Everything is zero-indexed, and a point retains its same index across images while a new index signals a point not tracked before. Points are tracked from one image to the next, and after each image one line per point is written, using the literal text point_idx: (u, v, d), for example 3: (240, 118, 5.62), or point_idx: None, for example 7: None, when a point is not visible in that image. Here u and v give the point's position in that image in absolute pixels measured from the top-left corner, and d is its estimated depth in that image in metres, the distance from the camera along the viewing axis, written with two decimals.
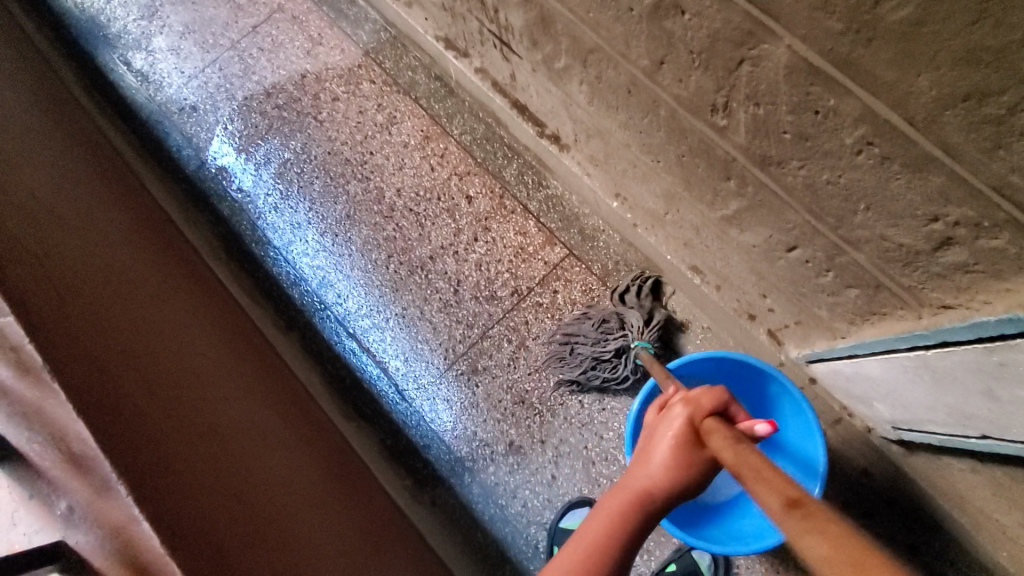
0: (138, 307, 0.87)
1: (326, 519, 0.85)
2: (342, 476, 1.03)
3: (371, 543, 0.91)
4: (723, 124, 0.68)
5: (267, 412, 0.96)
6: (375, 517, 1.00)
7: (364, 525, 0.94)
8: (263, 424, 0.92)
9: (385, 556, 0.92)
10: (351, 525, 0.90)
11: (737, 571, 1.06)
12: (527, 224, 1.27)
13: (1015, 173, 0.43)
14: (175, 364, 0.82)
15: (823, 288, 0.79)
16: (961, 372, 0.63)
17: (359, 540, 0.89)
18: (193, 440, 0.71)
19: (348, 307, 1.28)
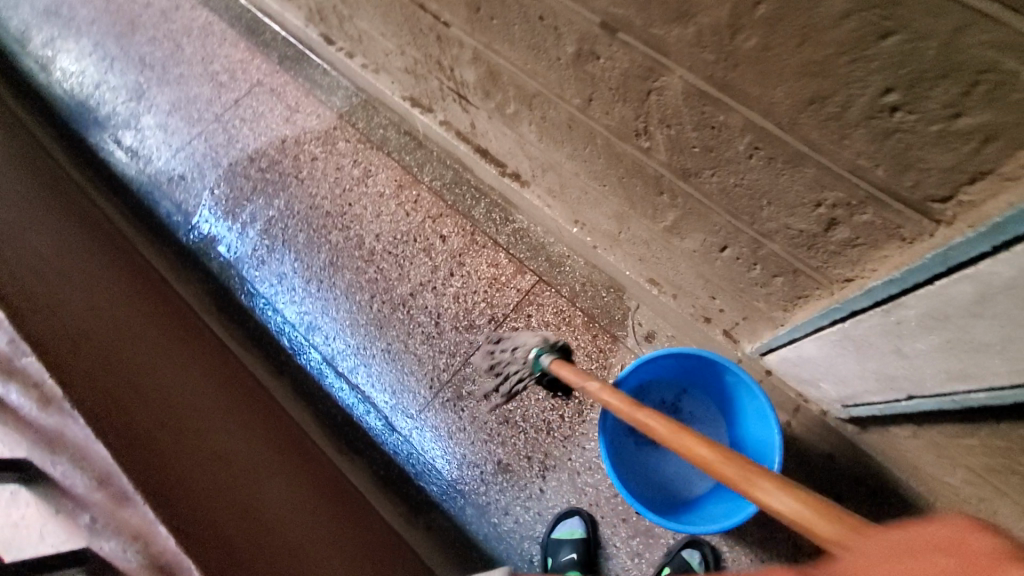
0: (141, 352, 0.95)
1: (321, 536, 0.91)
2: (336, 501, 1.07)
3: (364, 555, 0.96)
4: (647, 145, 0.80)
5: (264, 445, 1.02)
6: (369, 535, 1.05)
7: (355, 539, 0.99)
8: (260, 454, 0.98)
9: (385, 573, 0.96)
10: (342, 539, 0.95)
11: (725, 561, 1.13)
12: (498, 256, 1.38)
13: (861, 157, 0.55)
14: (178, 401, 0.89)
15: (756, 281, 0.90)
16: (874, 335, 0.73)
17: (351, 549, 0.94)
18: (196, 459, 0.77)
19: (335, 348, 1.35)
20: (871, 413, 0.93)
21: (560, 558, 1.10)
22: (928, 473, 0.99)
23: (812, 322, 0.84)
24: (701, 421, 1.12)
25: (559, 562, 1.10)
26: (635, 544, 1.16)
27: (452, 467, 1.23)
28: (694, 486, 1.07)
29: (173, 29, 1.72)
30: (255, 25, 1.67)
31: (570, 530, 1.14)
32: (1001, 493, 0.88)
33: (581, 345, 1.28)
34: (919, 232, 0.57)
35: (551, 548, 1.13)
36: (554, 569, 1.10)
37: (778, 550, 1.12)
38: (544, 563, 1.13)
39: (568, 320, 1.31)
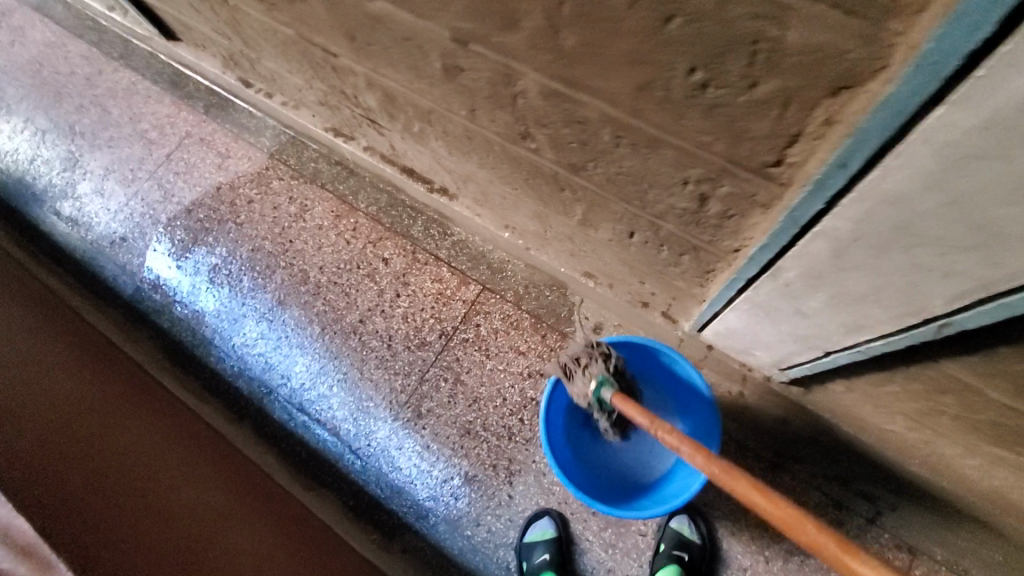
0: (75, 431, 0.96)
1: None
2: (298, 536, 1.08)
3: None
4: (534, 146, 0.81)
5: (216, 492, 1.05)
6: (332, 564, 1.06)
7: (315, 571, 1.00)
8: (207, 509, 0.99)
9: None
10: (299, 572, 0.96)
11: (714, 520, 1.15)
12: (441, 271, 1.39)
13: (702, 134, 0.56)
14: (107, 475, 0.91)
15: (668, 262, 0.91)
16: (774, 298, 0.74)
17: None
18: (123, 532, 0.79)
19: (292, 385, 1.36)
20: (804, 373, 0.95)
21: (533, 560, 1.11)
22: (874, 423, 1.01)
23: (723, 294, 0.85)
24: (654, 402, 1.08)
25: (533, 565, 1.11)
26: (608, 536, 1.16)
27: (419, 486, 1.24)
28: (655, 469, 1.04)
29: (99, 95, 1.74)
30: (178, 78, 1.69)
31: (541, 531, 1.15)
32: (939, 433, 0.89)
33: (531, 346, 1.30)
34: (774, 195, 0.58)
35: (524, 552, 1.13)
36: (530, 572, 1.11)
37: (748, 520, 1.13)
38: (520, 568, 1.14)
39: (516, 323, 1.32)
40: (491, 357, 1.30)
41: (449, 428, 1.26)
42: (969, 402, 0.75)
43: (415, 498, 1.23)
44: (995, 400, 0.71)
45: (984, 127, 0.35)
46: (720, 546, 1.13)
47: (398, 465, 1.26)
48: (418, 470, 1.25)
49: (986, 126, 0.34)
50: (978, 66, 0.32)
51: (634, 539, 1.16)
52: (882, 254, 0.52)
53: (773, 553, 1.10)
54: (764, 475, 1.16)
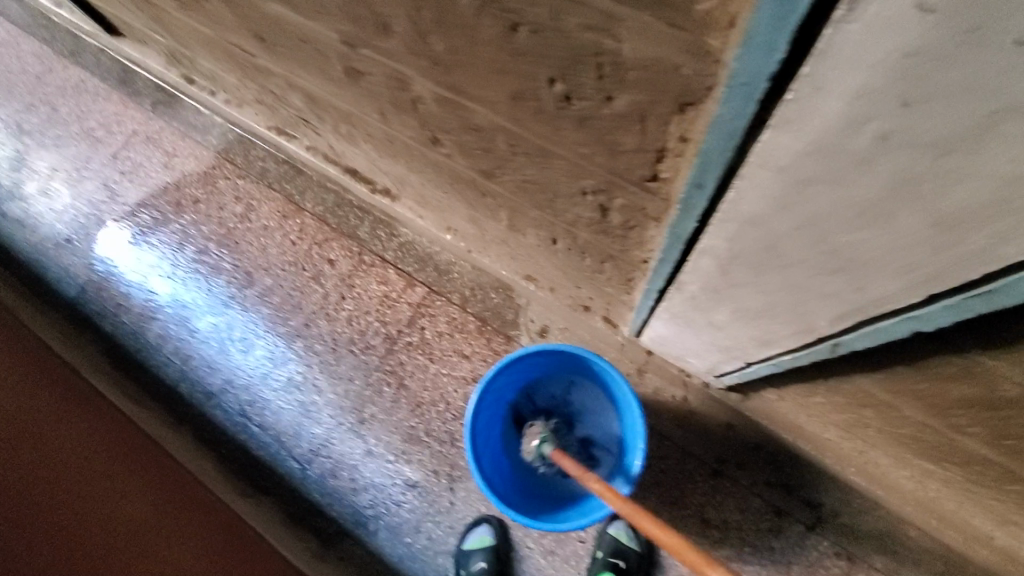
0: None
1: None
2: (231, 544, 1.05)
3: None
4: (445, 151, 0.78)
5: (145, 495, 1.04)
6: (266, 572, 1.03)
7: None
8: (130, 519, 0.96)
9: None
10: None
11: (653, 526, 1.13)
12: (387, 273, 1.36)
13: (580, 145, 0.53)
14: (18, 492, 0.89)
15: (594, 269, 0.89)
16: (687, 310, 0.72)
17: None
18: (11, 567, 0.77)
19: (234, 390, 1.33)
20: (736, 381, 0.93)
21: (470, 568, 1.10)
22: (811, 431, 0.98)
23: (644, 304, 0.83)
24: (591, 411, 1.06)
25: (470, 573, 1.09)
26: (547, 543, 1.15)
27: (359, 493, 1.22)
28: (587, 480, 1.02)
29: (47, 92, 1.70)
30: (126, 75, 1.65)
31: (479, 539, 1.13)
32: (868, 442, 0.87)
33: (476, 350, 1.28)
34: (660, 209, 0.55)
35: (462, 560, 1.12)
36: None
37: (688, 526, 1.13)
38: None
39: (461, 327, 1.30)
40: (436, 361, 1.28)
41: (391, 434, 1.24)
42: (886, 417, 0.74)
43: (356, 505, 1.21)
44: (907, 415, 0.69)
45: (812, 151, 0.32)
46: (658, 552, 1.12)
47: (340, 471, 1.24)
48: (359, 477, 1.23)
49: (814, 150, 0.32)
50: (786, 89, 0.30)
51: (573, 545, 1.14)
52: (761, 274, 0.50)
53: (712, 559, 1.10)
54: (707, 481, 1.14)
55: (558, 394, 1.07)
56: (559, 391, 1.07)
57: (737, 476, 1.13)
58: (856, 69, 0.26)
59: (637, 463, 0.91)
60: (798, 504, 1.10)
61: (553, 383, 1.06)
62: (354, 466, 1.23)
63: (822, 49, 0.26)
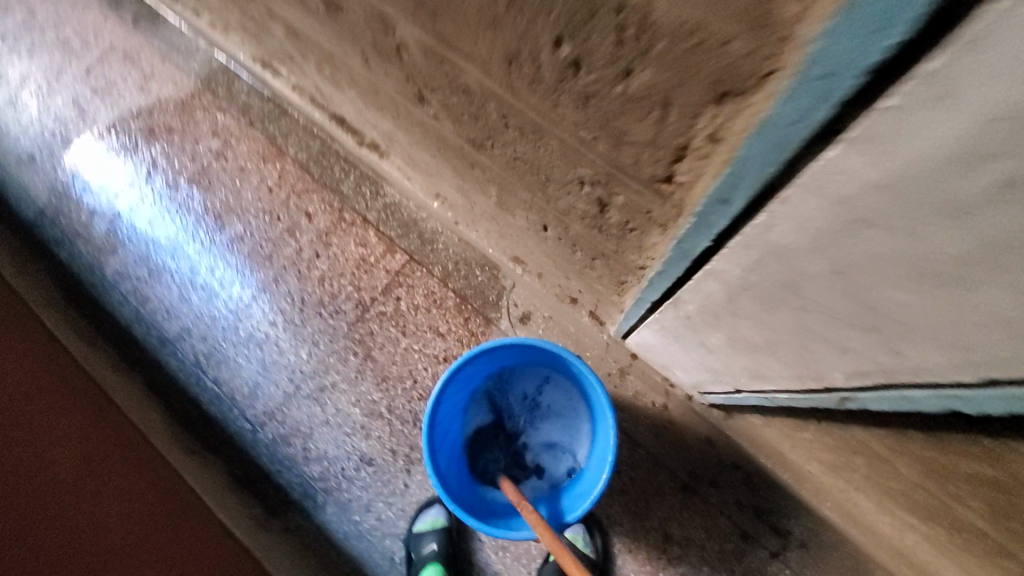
0: None
1: (104, 573, 0.81)
2: (167, 510, 0.98)
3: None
4: (432, 112, 0.68)
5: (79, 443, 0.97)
6: (202, 545, 0.95)
7: (170, 557, 0.89)
8: (54, 478, 0.88)
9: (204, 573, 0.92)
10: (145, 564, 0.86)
11: (611, 535, 1.09)
12: (367, 235, 1.27)
13: (580, 127, 0.44)
14: None
15: (585, 264, 0.80)
16: (680, 328, 0.64)
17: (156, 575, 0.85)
18: None
19: (191, 340, 1.25)
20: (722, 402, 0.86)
21: (421, 550, 1.07)
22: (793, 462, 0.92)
23: (635, 311, 0.75)
24: (562, 413, 1.00)
25: (419, 556, 1.06)
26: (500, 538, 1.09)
27: (311, 464, 1.16)
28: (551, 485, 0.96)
29: None
30: None
31: (430, 521, 1.09)
32: (852, 484, 0.81)
33: (452, 329, 1.20)
34: (666, 216, 0.46)
35: (413, 542, 1.08)
36: (417, 564, 1.06)
37: (648, 538, 1.08)
38: (408, 560, 1.08)
39: (439, 303, 1.21)
40: (408, 335, 1.21)
41: (351, 406, 1.18)
42: None
43: (306, 476, 1.15)
44: (904, 472, 0.63)
45: (888, 187, 0.24)
46: (613, 560, 1.08)
47: (294, 438, 1.17)
48: (313, 447, 1.16)
49: (893, 185, 0.23)
50: (888, 89, 0.21)
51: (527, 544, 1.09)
52: (771, 312, 0.42)
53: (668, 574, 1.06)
54: (675, 495, 1.09)
55: (533, 392, 1.01)
56: (534, 389, 1.01)
57: (707, 494, 1.08)
58: (1019, 81, 0.17)
59: (603, 478, 0.82)
60: (767, 530, 1.05)
61: (529, 380, 1.00)
62: (309, 435, 1.17)
63: (975, 36, 0.17)
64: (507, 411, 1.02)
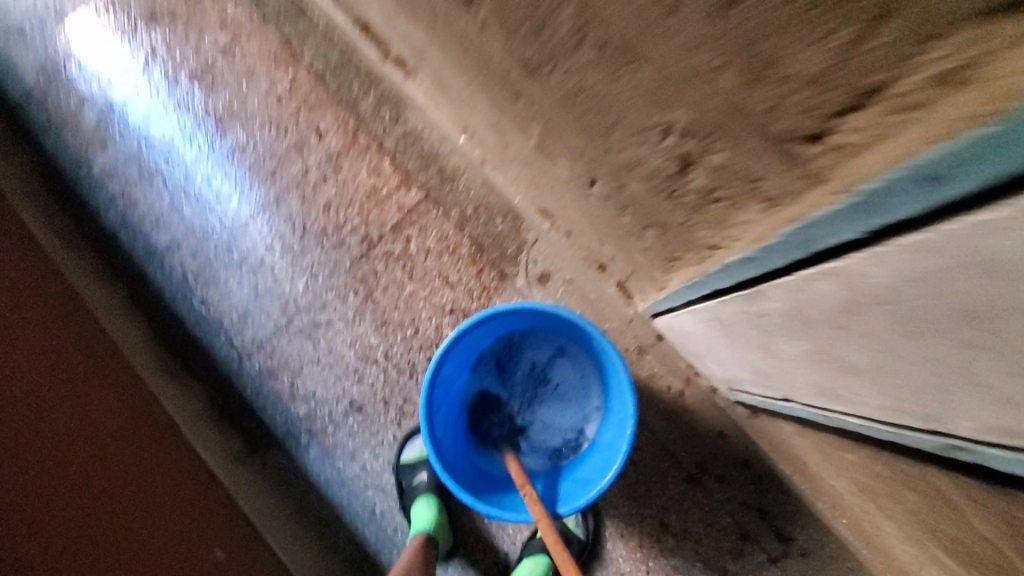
0: None
1: (80, 489, 0.75)
2: (144, 438, 0.92)
3: (145, 514, 0.81)
4: (481, 20, 0.55)
5: (58, 350, 0.90)
6: (174, 484, 0.90)
7: (142, 491, 0.84)
8: (33, 378, 0.81)
9: (174, 505, 0.86)
10: (119, 492, 0.80)
11: (606, 520, 1.03)
12: (382, 164, 1.15)
13: (702, 48, 0.33)
14: None
15: (631, 231, 0.69)
16: (740, 325, 0.55)
17: (128, 506, 0.80)
18: None
19: (181, 254, 1.16)
20: (755, 403, 0.77)
21: (411, 480, 1.03)
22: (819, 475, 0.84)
23: (683, 293, 0.65)
24: (571, 390, 0.92)
25: (410, 486, 1.02)
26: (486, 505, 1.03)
27: (297, 403, 1.09)
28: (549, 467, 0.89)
29: None
30: None
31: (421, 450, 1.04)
32: (887, 513, 0.73)
33: (463, 280, 1.10)
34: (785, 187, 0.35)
35: (402, 471, 1.03)
36: (407, 494, 1.02)
37: (643, 527, 1.01)
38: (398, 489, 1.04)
39: (452, 249, 1.11)
40: (414, 280, 1.11)
41: (346, 348, 1.10)
42: (940, 510, 0.58)
43: (291, 415, 1.08)
44: (967, 519, 0.55)
45: None
46: (603, 543, 1.02)
47: (282, 373, 1.10)
48: (301, 385, 1.09)
49: None
50: None
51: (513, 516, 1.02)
52: (914, 334, 0.33)
53: (658, 565, 1.00)
54: (678, 484, 1.01)
55: (542, 364, 0.92)
56: (544, 361, 0.92)
57: (712, 491, 1.00)
58: None
59: (614, 468, 0.75)
60: (771, 536, 0.99)
61: (540, 350, 0.92)
62: (298, 372, 1.10)
63: None
64: (511, 381, 0.93)
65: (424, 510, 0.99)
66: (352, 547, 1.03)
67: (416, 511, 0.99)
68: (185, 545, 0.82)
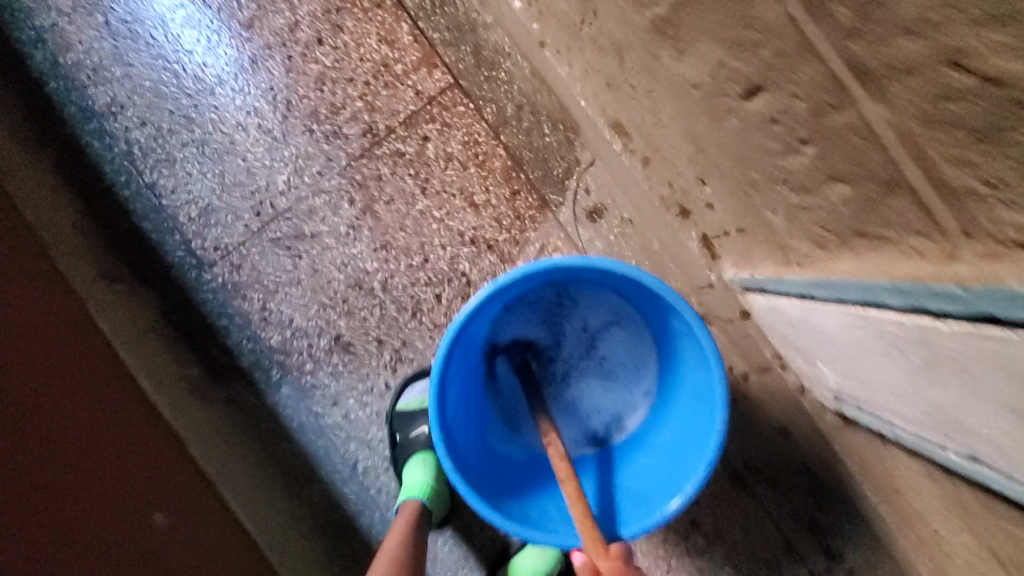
0: None
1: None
2: (67, 360, 0.69)
3: (81, 459, 0.62)
4: None
5: None
6: (116, 421, 0.70)
7: (79, 429, 0.64)
8: None
9: (106, 449, 0.66)
10: (46, 430, 0.60)
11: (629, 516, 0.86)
12: (398, 28, 0.86)
13: None
14: None
15: (786, 177, 0.45)
16: (980, 369, 0.32)
17: (60, 446, 0.61)
18: None
19: (126, 122, 0.89)
20: (882, 430, 0.56)
21: (407, 433, 0.83)
22: (918, 514, 0.66)
23: (870, 291, 0.40)
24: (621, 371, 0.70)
25: (407, 439, 0.83)
26: None
27: (269, 332, 0.87)
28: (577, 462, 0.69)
29: None
30: None
31: (421, 399, 0.84)
32: None
33: (491, 202, 0.86)
34: None
35: (396, 423, 0.84)
36: (402, 449, 0.83)
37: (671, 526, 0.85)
38: (391, 442, 0.85)
39: (481, 159, 0.86)
40: (427, 194, 0.86)
41: (333, 270, 0.87)
42: None
43: (262, 344, 0.87)
44: None
45: None
46: None
47: (252, 292, 0.87)
48: (273, 310, 0.87)
49: None
50: None
51: None
52: None
53: (682, 568, 0.86)
54: (720, 482, 0.84)
55: (591, 328, 0.69)
56: (595, 325, 0.68)
57: (760, 494, 0.83)
58: None
59: (684, 491, 0.55)
60: (818, 554, 0.83)
61: (591, 310, 0.68)
62: (271, 293, 0.87)
63: None
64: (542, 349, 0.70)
65: (419, 473, 0.80)
66: (327, 507, 0.87)
67: (409, 471, 0.81)
68: (124, 506, 0.64)
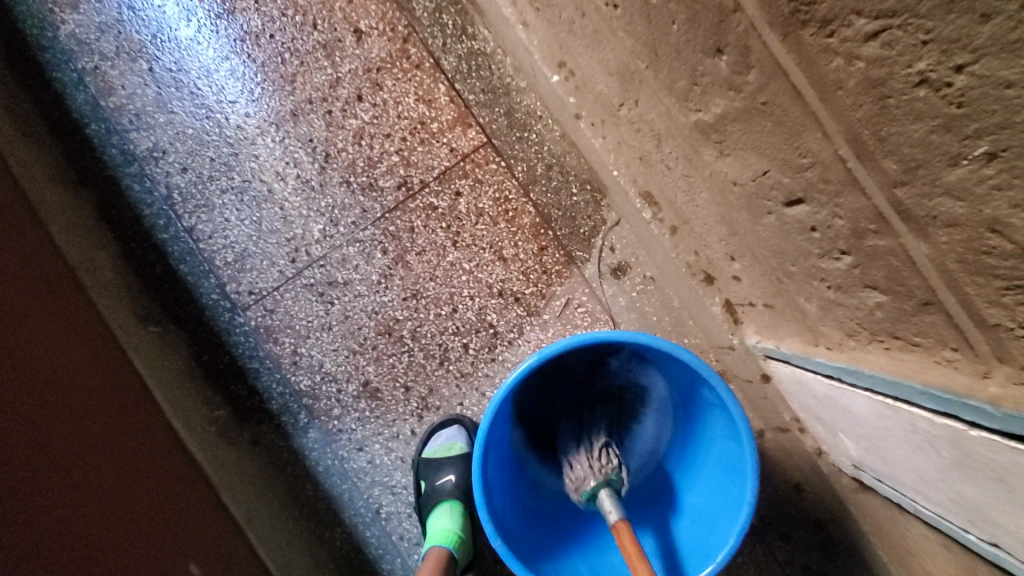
0: None
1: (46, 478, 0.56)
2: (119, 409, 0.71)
3: (114, 514, 0.61)
4: None
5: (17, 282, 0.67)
6: (137, 471, 0.68)
7: (105, 480, 0.63)
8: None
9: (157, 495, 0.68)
10: (74, 483, 0.59)
11: None
12: (435, 88, 0.90)
13: None
14: None
15: (823, 275, 0.51)
16: (1015, 479, 0.36)
17: (86, 501, 0.59)
18: None
19: (165, 167, 0.91)
20: (897, 501, 0.60)
21: (431, 483, 0.85)
22: None
23: (905, 391, 0.45)
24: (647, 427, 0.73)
25: (432, 488, 0.85)
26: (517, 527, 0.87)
27: (298, 376, 0.90)
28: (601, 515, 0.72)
29: None
30: None
31: (446, 446, 0.86)
32: None
33: (519, 256, 0.89)
34: None
35: (421, 471, 0.86)
36: (428, 497, 0.85)
37: None
38: (415, 490, 0.87)
39: (511, 216, 0.89)
40: (458, 247, 0.89)
41: (363, 318, 0.89)
42: None
43: (292, 388, 0.90)
44: None
45: None
46: None
47: (285, 336, 0.90)
48: (304, 355, 0.90)
49: None
50: None
51: None
52: None
53: None
54: None
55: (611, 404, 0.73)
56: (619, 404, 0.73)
57: (772, 547, 0.85)
58: None
59: (716, 559, 0.60)
60: None
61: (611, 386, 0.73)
62: (303, 337, 0.90)
63: None
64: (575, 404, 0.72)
65: (446, 521, 0.83)
66: (349, 550, 0.89)
67: (435, 519, 0.83)
68: (153, 561, 0.62)
